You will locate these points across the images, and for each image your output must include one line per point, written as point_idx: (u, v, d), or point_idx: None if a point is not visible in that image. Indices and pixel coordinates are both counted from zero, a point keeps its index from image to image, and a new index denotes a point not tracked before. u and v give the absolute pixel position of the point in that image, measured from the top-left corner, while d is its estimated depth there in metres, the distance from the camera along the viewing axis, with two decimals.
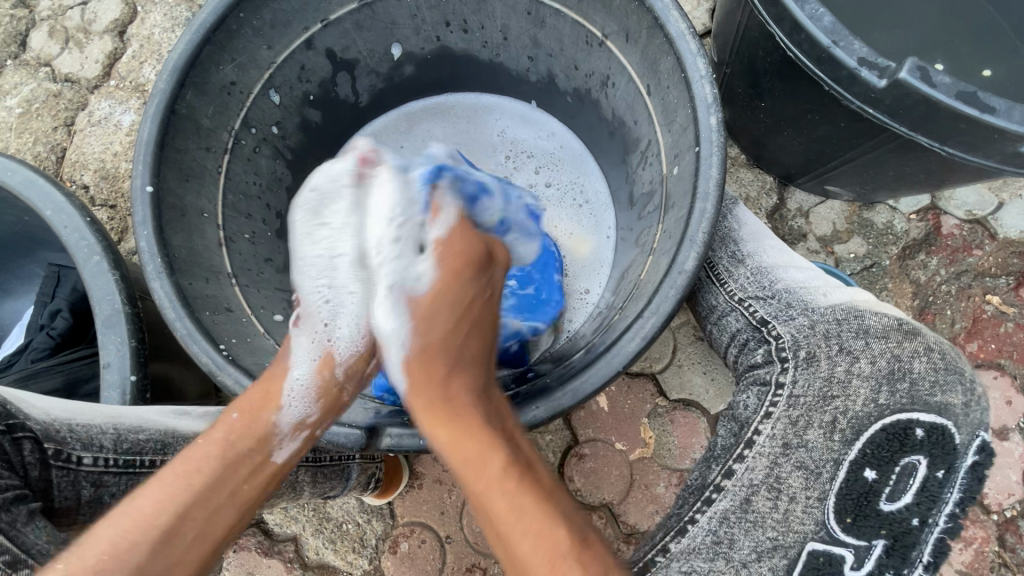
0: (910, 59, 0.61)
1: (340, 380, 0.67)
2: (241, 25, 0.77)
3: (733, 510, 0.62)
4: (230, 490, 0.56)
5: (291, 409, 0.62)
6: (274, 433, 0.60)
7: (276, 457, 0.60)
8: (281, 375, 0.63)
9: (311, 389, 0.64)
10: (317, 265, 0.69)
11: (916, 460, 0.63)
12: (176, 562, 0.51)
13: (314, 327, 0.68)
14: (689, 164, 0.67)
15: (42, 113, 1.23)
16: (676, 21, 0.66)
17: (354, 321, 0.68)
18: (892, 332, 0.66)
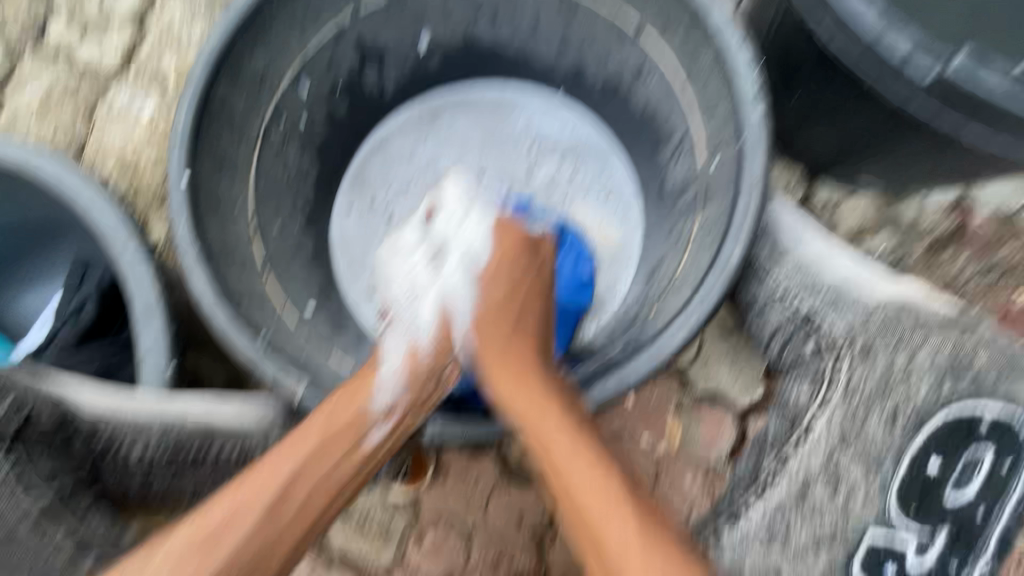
0: (958, 57, 0.62)
1: (426, 374, 0.69)
2: (275, 15, 0.76)
3: (789, 500, 0.66)
4: (326, 470, 0.61)
5: (381, 394, 0.66)
6: (368, 417, 0.64)
7: (366, 442, 0.64)
8: (374, 369, 0.68)
9: (401, 377, 0.68)
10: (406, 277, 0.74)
11: (982, 451, 0.65)
12: (281, 535, 0.58)
13: (401, 327, 0.71)
14: (731, 157, 0.66)
15: (62, 103, 1.23)
16: (719, 12, 0.66)
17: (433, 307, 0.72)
18: (953, 326, 0.67)
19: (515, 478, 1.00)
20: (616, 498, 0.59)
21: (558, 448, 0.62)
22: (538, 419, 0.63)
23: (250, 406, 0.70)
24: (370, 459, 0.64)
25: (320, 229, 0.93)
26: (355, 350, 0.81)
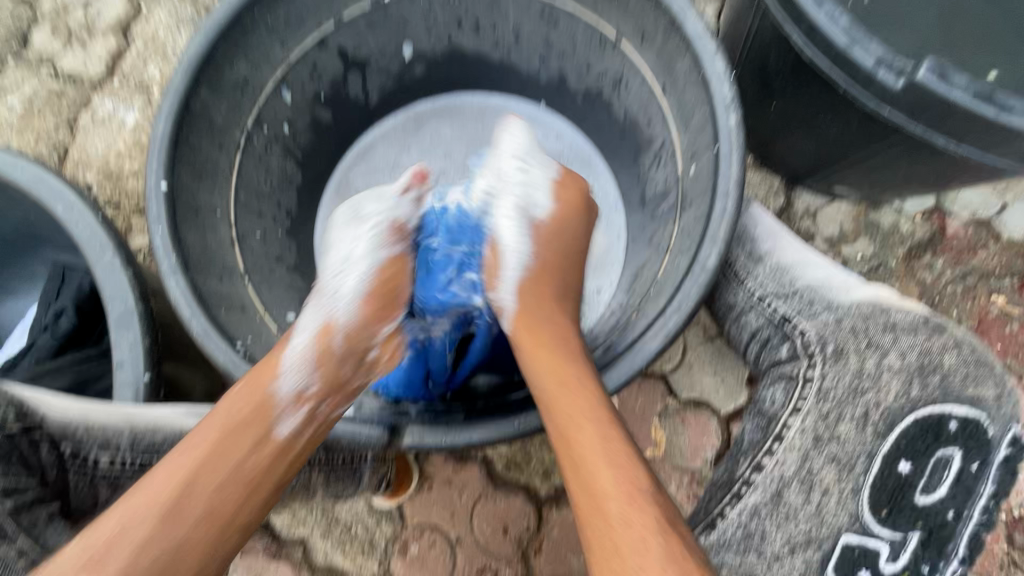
0: (926, 61, 0.62)
1: (341, 352, 0.68)
2: (256, 23, 0.77)
3: (764, 504, 0.65)
4: (234, 466, 0.56)
5: (287, 378, 0.63)
6: (275, 402, 0.61)
7: (279, 431, 0.60)
8: (280, 348, 0.65)
9: (311, 358, 0.65)
10: (342, 243, 0.76)
11: (951, 453, 0.66)
12: (186, 539, 0.52)
13: (321, 303, 0.70)
14: (707, 163, 0.67)
15: (43, 111, 1.22)
16: (693, 22, 0.67)
17: (353, 291, 0.71)
18: (920, 327, 0.69)
19: (501, 487, 0.99)
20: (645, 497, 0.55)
21: (586, 446, 0.57)
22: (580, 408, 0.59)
23: None
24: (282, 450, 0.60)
25: (302, 236, 0.93)
26: None
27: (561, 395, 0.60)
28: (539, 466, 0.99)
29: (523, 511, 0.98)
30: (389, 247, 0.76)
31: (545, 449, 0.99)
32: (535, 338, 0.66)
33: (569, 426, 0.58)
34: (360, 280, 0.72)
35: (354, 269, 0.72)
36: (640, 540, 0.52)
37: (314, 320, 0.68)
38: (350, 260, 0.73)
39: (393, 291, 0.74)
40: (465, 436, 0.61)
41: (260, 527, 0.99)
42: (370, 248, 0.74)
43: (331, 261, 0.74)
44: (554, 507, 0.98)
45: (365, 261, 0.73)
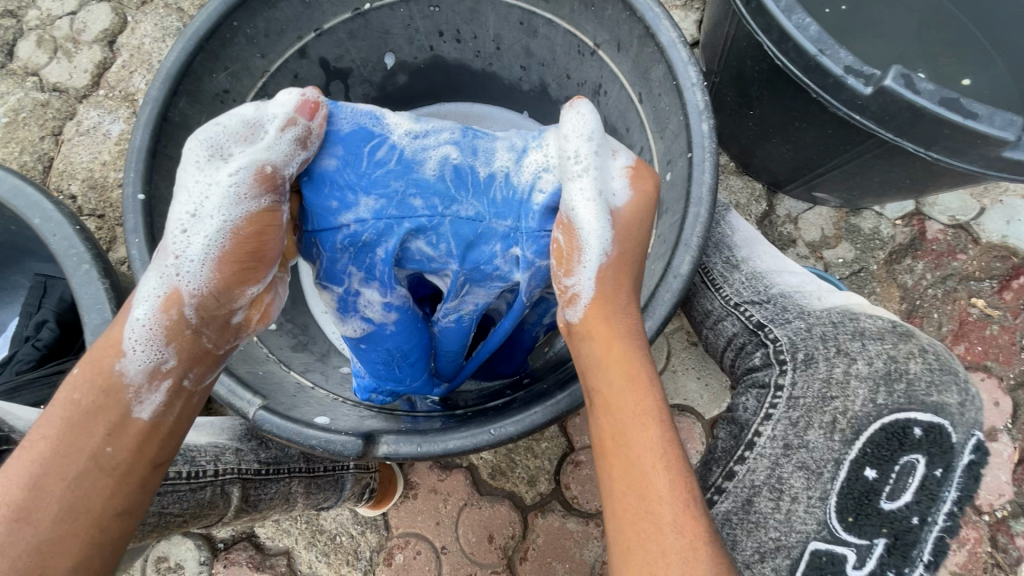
0: (894, 68, 0.63)
1: (195, 322, 0.53)
2: (236, 34, 0.77)
3: (735, 512, 0.63)
4: (89, 452, 0.48)
5: (136, 356, 0.51)
6: (125, 384, 0.50)
7: (139, 413, 0.51)
8: (122, 316, 0.52)
9: (157, 329, 0.52)
10: (187, 193, 0.53)
11: (914, 459, 0.60)
12: (56, 536, 0.45)
13: (164, 260, 0.53)
14: (682, 169, 0.68)
15: (28, 122, 1.22)
16: (666, 30, 0.68)
17: (203, 243, 0.52)
18: (887, 334, 0.67)
19: (486, 495, 0.99)
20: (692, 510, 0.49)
21: (638, 445, 0.51)
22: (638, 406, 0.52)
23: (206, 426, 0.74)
24: (140, 437, 0.50)
25: None
26: (316, 367, 0.80)
27: (628, 391, 0.53)
28: (524, 473, 0.99)
29: (508, 519, 0.97)
30: (251, 201, 0.53)
31: (531, 456, 0.99)
32: (607, 328, 0.56)
33: (622, 422, 0.52)
34: (211, 239, 0.52)
35: (201, 223, 0.52)
36: (688, 548, 0.47)
37: (158, 285, 0.52)
38: (199, 214, 0.52)
39: (258, 250, 0.53)
40: (440, 444, 0.59)
41: (244, 538, 0.99)
42: (226, 200, 0.52)
43: (174, 210, 0.53)
44: (540, 514, 0.97)
45: (221, 215, 0.52)
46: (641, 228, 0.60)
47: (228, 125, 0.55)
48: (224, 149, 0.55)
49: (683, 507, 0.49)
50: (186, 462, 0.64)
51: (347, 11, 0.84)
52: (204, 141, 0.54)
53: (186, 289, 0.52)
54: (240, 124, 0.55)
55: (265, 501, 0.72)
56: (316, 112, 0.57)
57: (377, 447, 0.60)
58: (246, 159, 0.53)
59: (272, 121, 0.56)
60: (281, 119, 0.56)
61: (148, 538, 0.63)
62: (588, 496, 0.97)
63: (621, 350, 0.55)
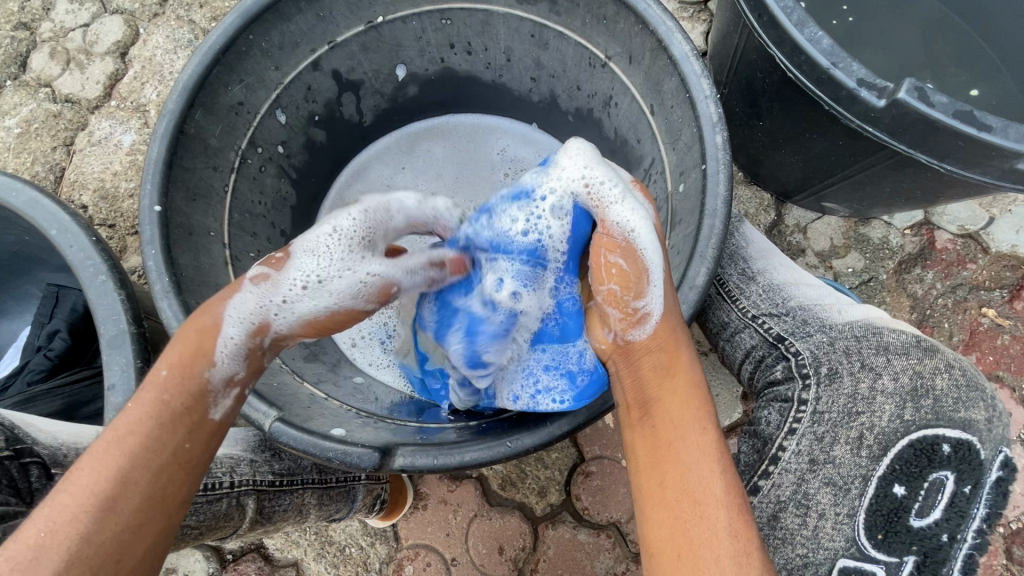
0: (907, 81, 0.64)
1: (269, 347, 0.61)
2: (251, 47, 0.78)
3: (762, 527, 0.64)
4: (171, 449, 0.52)
5: (223, 366, 0.57)
6: (207, 390, 0.55)
7: (214, 415, 0.56)
8: (210, 327, 0.57)
9: (243, 349, 0.58)
10: (319, 257, 0.63)
11: (943, 476, 0.59)
12: (138, 526, 0.49)
13: (269, 293, 0.60)
14: (695, 181, 0.68)
15: (41, 133, 1.23)
16: (679, 44, 0.68)
17: (309, 305, 0.61)
18: (912, 349, 0.66)
19: (496, 506, 0.98)
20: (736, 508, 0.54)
21: (684, 451, 0.56)
22: (684, 415, 0.58)
23: None
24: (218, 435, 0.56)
25: None
26: (328, 378, 0.79)
27: (685, 403, 0.59)
28: (534, 484, 0.98)
29: (518, 530, 0.97)
30: (362, 300, 0.64)
31: (541, 467, 0.99)
32: (670, 342, 0.61)
33: (673, 428, 0.57)
34: (315, 305, 0.61)
35: (316, 292, 0.61)
36: (740, 552, 0.51)
37: (254, 310, 0.60)
38: (317, 283, 0.62)
39: (336, 322, 0.64)
40: (457, 456, 0.59)
41: (253, 549, 0.98)
42: (349, 287, 0.62)
43: (297, 264, 0.62)
44: (550, 525, 0.97)
45: (335, 294, 0.62)
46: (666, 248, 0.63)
47: (399, 223, 0.71)
48: (372, 242, 0.67)
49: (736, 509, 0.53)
50: (203, 474, 0.64)
51: (361, 24, 0.85)
52: (365, 221, 0.67)
53: (276, 324, 0.61)
54: (407, 221, 0.73)
55: (279, 512, 0.72)
56: (463, 269, 0.72)
57: (393, 460, 0.59)
58: (384, 270, 0.65)
59: (440, 222, 0.76)
60: (408, 228, 0.73)
61: (164, 550, 0.63)
62: (599, 507, 0.97)
63: (676, 374, 0.60)
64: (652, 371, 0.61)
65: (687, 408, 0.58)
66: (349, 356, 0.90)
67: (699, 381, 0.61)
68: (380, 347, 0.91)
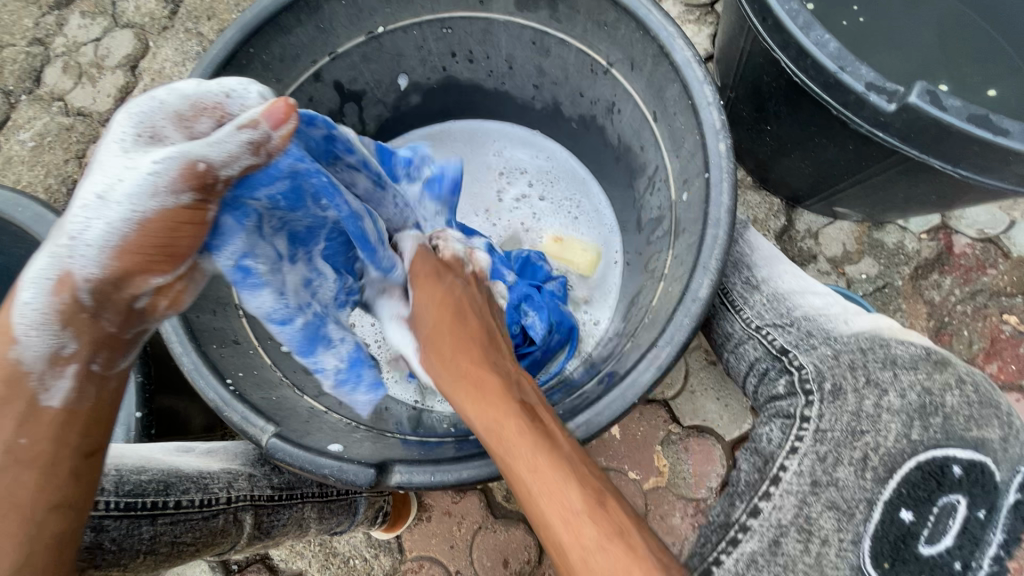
0: (917, 84, 0.61)
1: (92, 305, 0.49)
2: (251, 61, 0.78)
3: (762, 553, 0.58)
4: (4, 445, 0.47)
5: (32, 340, 0.48)
6: (25, 372, 0.48)
7: (49, 401, 0.49)
8: (15, 295, 0.48)
9: (50, 313, 0.48)
10: (100, 169, 0.48)
11: (955, 500, 0.58)
12: None
13: (59, 236, 0.48)
14: (699, 189, 0.66)
15: (54, 146, 1.25)
16: (681, 49, 0.67)
17: (103, 229, 0.47)
18: (921, 362, 0.64)
19: (501, 518, 0.97)
20: (573, 502, 0.47)
21: (510, 447, 0.51)
22: (490, 420, 0.53)
23: (220, 449, 0.74)
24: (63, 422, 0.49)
25: None
26: None
27: (497, 429, 0.53)
28: None
29: (523, 543, 0.95)
30: (169, 197, 0.48)
31: None
32: (459, 355, 0.58)
33: (493, 428, 0.53)
34: (111, 227, 0.47)
35: (104, 208, 0.47)
36: (579, 542, 0.46)
37: (47, 266, 0.48)
38: (106, 197, 0.47)
39: (170, 244, 0.50)
40: (453, 474, 0.58)
41: (258, 560, 0.98)
42: (137, 188, 0.46)
43: (78, 192, 0.48)
44: None
45: (128, 203, 0.47)
46: (432, 290, 0.67)
47: (177, 106, 0.50)
48: (158, 135, 0.50)
49: (569, 518, 0.47)
50: (200, 490, 0.63)
51: (361, 35, 0.84)
52: (134, 115, 0.49)
53: (78, 273, 0.48)
54: (188, 105, 0.51)
55: (278, 527, 0.71)
56: (288, 124, 0.50)
57: (387, 476, 0.59)
58: (176, 149, 0.47)
59: (243, 107, 0.53)
60: (198, 114, 0.51)
61: (162, 567, 0.62)
62: None
63: (474, 386, 0.56)
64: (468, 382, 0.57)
65: (503, 399, 0.54)
66: None
67: (507, 399, 0.54)
68: (381, 358, 0.91)
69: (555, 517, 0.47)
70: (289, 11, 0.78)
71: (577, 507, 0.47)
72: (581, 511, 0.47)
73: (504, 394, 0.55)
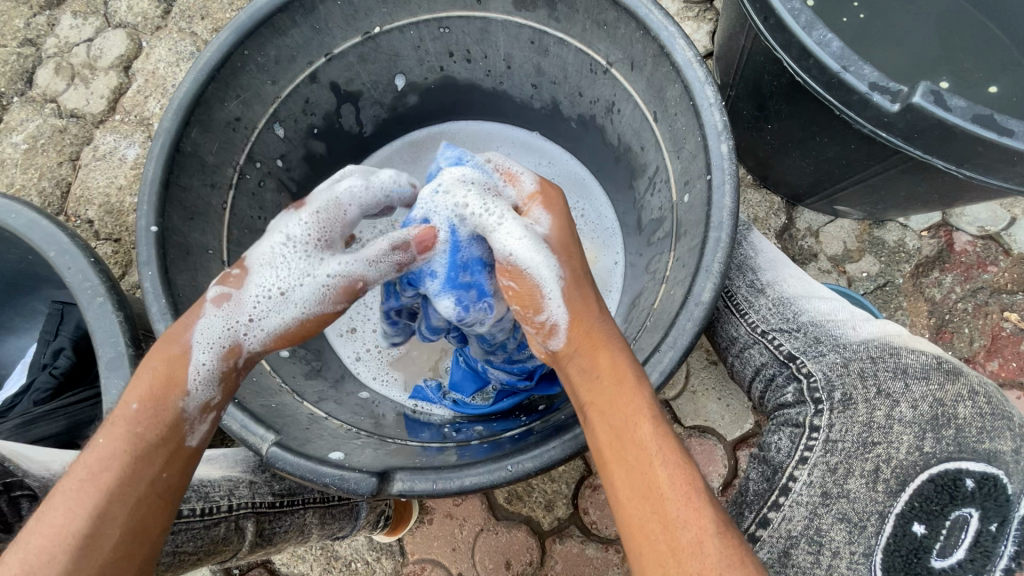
0: (922, 84, 0.61)
1: (243, 370, 0.59)
2: (246, 62, 0.77)
3: (772, 562, 0.60)
4: (148, 480, 0.50)
5: (196, 394, 0.54)
6: (182, 418, 0.53)
7: (190, 441, 0.54)
8: (182, 356, 0.55)
9: (216, 375, 0.56)
10: (284, 267, 0.60)
11: (967, 513, 0.56)
12: (114, 561, 0.47)
13: (234, 312, 0.58)
14: (700, 192, 0.66)
15: (47, 148, 1.24)
16: (682, 49, 0.66)
17: (281, 318, 0.59)
18: (933, 372, 0.63)
19: (502, 519, 0.97)
20: (691, 488, 0.49)
21: (636, 415, 0.52)
22: (626, 392, 0.53)
23: (219, 455, 0.73)
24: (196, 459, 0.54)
25: None
26: (331, 396, 0.78)
27: (623, 376, 0.54)
28: (541, 498, 0.96)
29: (526, 545, 0.95)
30: (330, 304, 0.61)
31: (547, 480, 0.97)
32: (590, 339, 0.57)
33: (616, 366, 0.55)
34: (286, 318, 0.59)
35: (288, 303, 0.59)
36: (695, 536, 0.47)
37: (223, 333, 0.57)
38: (289, 293, 0.59)
39: (309, 331, 0.62)
40: (456, 481, 0.57)
41: (259, 564, 0.98)
42: (316, 290, 0.60)
43: (257, 277, 0.60)
44: (558, 539, 0.95)
45: (304, 302, 0.60)
46: (574, 248, 0.62)
47: (343, 215, 0.66)
48: (329, 241, 0.64)
49: (691, 501, 0.48)
50: (201, 499, 0.63)
51: (357, 35, 0.83)
52: (316, 220, 0.64)
53: (247, 344, 0.59)
54: (348, 214, 0.67)
55: (281, 533, 0.71)
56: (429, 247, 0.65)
57: (390, 484, 0.58)
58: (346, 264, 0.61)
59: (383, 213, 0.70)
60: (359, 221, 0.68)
61: None
62: (607, 521, 0.95)
63: (600, 341, 0.57)
64: (586, 328, 0.58)
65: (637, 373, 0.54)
66: (352, 369, 0.89)
67: (632, 364, 0.55)
68: (381, 361, 0.90)
69: (679, 495, 0.49)
70: (284, 12, 0.76)
71: (700, 489, 0.49)
72: (701, 493, 0.49)
73: (630, 355, 0.56)
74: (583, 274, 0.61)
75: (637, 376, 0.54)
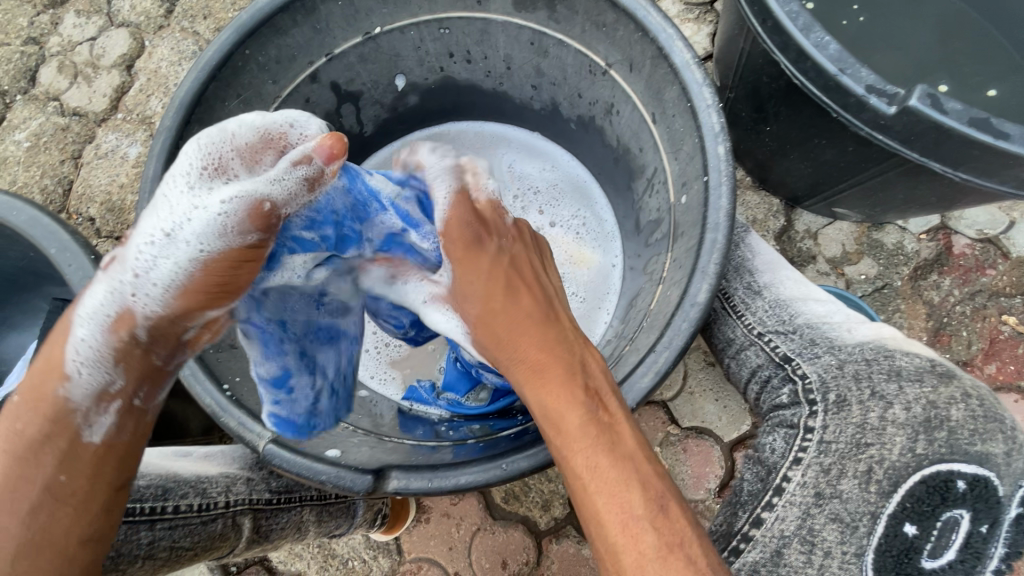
0: (919, 87, 0.61)
1: (146, 341, 0.55)
2: (247, 61, 0.78)
3: (763, 563, 0.60)
4: (42, 484, 0.50)
5: (81, 377, 0.52)
6: (72, 408, 0.52)
7: (90, 436, 0.52)
8: (64, 335, 0.53)
9: (104, 352, 0.53)
10: (171, 211, 0.53)
11: (959, 515, 0.57)
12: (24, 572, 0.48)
13: (120, 275, 0.53)
14: (697, 193, 0.66)
15: (49, 146, 1.25)
16: (680, 51, 0.67)
17: (174, 269, 0.52)
18: (926, 374, 0.63)
19: (499, 519, 0.97)
20: (630, 506, 0.49)
21: (570, 441, 0.52)
22: (559, 424, 0.54)
23: (218, 453, 0.74)
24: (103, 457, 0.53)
25: None
26: None
27: (553, 406, 0.55)
28: (538, 498, 0.97)
29: (522, 545, 0.95)
30: (234, 236, 0.53)
31: (545, 480, 0.97)
32: (528, 369, 0.58)
33: (551, 399, 0.55)
34: (179, 267, 0.52)
35: (176, 249, 0.52)
36: (637, 554, 0.48)
37: (109, 301, 0.53)
38: (174, 237, 0.52)
39: (225, 282, 0.55)
40: (451, 479, 0.57)
41: (257, 562, 0.98)
42: (205, 229, 0.52)
43: (144, 232, 0.54)
44: (555, 539, 0.95)
45: (196, 244, 0.52)
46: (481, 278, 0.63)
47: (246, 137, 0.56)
48: (225, 169, 0.55)
49: (628, 523, 0.49)
50: (198, 495, 0.63)
51: (358, 35, 0.84)
52: (202, 151, 0.55)
53: (140, 310, 0.53)
54: (257, 137, 0.57)
55: (278, 530, 0.71)
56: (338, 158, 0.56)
57: (386, 483, 0.58)
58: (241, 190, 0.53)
59: (302, 135, 0.60)
60: (263, 147, 0.57)
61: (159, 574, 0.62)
62: None
63: (537, 374, 0.57)
64: (524, 360, 0.59)
65: (572, 393, 0.55)
66: None
67: (568, 387, 0.55)
68: (381, 360, 0.92)
69: (621, 509, 0.49)
70: (285, 12, 0.77)
71: (638, 507, 0.49)
72: (640, 512, 0.49)
73: (567, 372, 0.56)
74: (512, 304, 0.61)
75: (573, 395, 0.54)
